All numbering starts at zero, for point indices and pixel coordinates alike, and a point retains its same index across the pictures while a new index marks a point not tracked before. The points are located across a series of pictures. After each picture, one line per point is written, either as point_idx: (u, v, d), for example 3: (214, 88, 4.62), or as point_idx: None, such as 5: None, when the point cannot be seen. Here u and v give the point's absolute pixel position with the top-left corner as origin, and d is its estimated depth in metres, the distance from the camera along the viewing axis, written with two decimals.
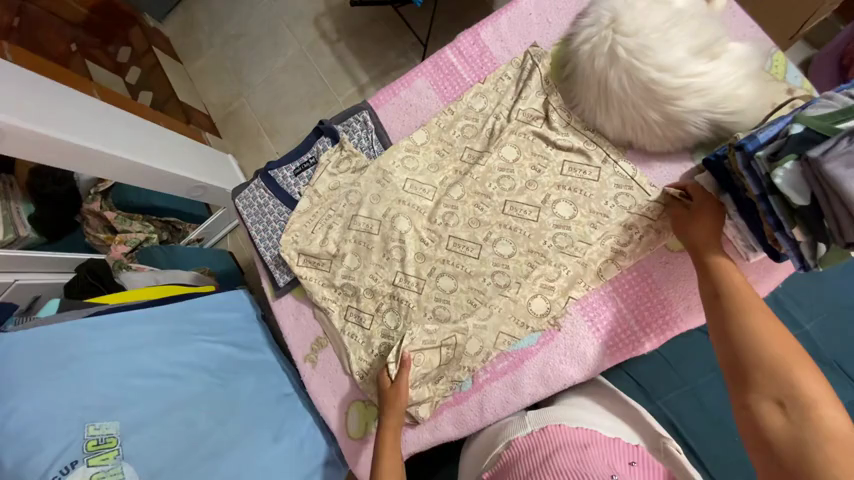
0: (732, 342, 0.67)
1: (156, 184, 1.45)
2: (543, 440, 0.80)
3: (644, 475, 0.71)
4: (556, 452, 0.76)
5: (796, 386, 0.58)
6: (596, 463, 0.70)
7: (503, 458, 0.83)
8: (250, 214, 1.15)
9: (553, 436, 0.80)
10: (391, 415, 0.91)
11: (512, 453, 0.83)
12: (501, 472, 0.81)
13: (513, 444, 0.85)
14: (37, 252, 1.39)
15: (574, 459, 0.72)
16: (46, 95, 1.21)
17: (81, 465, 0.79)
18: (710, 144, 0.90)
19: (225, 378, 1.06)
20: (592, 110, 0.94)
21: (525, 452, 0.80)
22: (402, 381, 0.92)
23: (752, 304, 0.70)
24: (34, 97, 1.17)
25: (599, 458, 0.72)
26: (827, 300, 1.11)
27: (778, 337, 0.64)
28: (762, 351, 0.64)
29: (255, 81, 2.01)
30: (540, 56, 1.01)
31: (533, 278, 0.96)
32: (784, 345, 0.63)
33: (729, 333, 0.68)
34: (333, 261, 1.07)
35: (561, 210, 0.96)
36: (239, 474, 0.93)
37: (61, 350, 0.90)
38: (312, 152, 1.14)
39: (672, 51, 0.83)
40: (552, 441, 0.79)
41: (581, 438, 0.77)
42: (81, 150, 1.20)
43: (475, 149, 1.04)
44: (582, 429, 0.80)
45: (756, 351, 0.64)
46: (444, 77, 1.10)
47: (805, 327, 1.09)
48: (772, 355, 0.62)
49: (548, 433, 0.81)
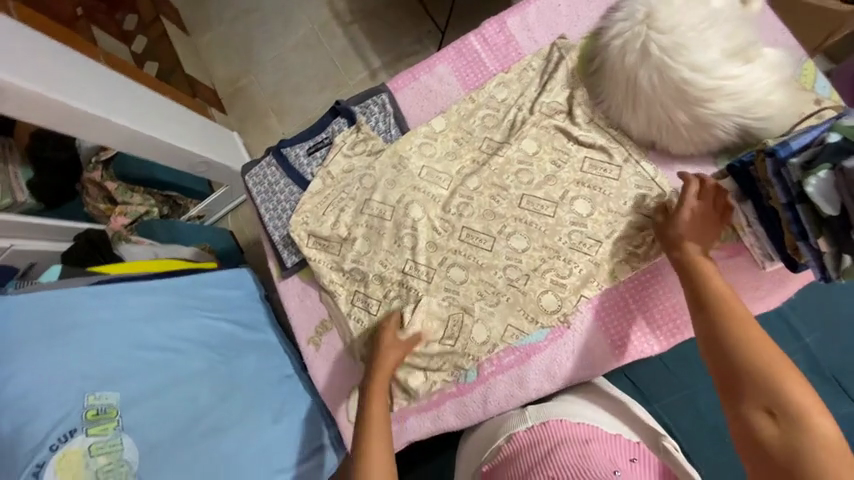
0: (720, 352, 0.68)
1: (157, 156, 1.41)
2: (545, 435, 0.82)
3: (644, 472, 0.74)
4: (558, 447, 0.78)
5: (786, 395, 0.60)
6: (598, 459, 0.73)
7: (504, 451, 0.85)
8: (259, 191, 1.12)
9: (554, 431, 0.82)
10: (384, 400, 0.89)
11: (513, 446, 0.84)
12: (501, 466, 0.83)
13: (513, 438, 0.86)
14: (35, 219, 1.36)
15: (577, 453, 0.74)
16: (50, 54, 1.17)
17: (80, 434, 0.80)
18: (735, 149, 0.89)
19: (227, 357, 1.02)
20: (618, 107, 0.92)
21: (526, 446, 0.82)
22: (412, 339, 0.96)
23: (737, 311, 0.71)
24: (38, 56, 1.13)
25: (601, 454, 0.75)
26: (834, 314, 1.11)
27: (763, 344, 0.66)
28: (750, 360, 0.65)
29: (264, 58, 1.96)
30: (567, 49, 0.99)
31: (546, 274, 0.95)
32: (769, 352, 0.65)
33: (719, 342, 0.69)
34: (343, 244, 1.05)
35: (578, 207, 0.95)
36: (239, 452, 0.91)
37: (61, 318, 0.89)
38: (326, 132, 1.11)
39: (706, 52, 0.82)
40: (554, 436, 0.81)
41: (583, 433, 0.80)
42: (81, 115, 1.17)
43: (494, 140, 1.02)
44: (584, 425, 0.82)
45: (746, 359, 0.65)
46: (467, 64, 1.07)
47: (805, 340, 1.09)
48: (760, 364, 0.64)
49: (549, 428, 0.83)
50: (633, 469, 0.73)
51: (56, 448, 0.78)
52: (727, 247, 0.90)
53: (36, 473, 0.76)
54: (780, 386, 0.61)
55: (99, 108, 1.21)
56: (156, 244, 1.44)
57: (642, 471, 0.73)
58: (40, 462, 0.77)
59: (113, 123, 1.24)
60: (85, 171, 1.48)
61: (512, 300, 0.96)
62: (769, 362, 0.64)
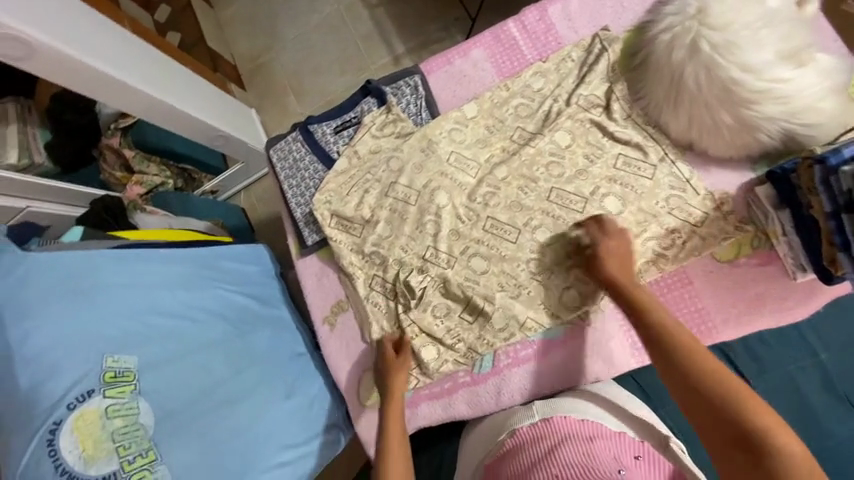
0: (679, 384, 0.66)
1: (175, 125, 1.38)
2: (547, 431, 0.78)
3: (649, 468, 0.69)
4: (561, 444, 0.74)
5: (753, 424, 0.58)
6: (603, 457, 0.69)
7: (505, 446, 0.81)
8: (283, 167, 1.11)
9: (557, 427, 0.78)
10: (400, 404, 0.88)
11: (515, 441, 0.81)
12: (503, 462, 0.79)
13: (516, 433, 0.83)
14: (52, 181, 1.35)
15: (582, 451, 0.70)
16: (74, 11, 1.14)
17: (97, 395, 0.80)
18: (775, 156, 0.87)
19: (242, 330, 1.01)
20: (658, 105, 0.90)
21: (529, 442, 0.78)
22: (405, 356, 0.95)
23: (686, 337, 0.69)
24: (63, 10, 1.10)
25: (606, 452, 0.70)
26: None
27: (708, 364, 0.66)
28: (710, 391, 0.63)
29: (287, 35, 1.93)
30: (610, 41, 0.97)
31: (571, 270, 0.94)
32: (723, 376, 0.63)
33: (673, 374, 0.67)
34: (365, 226, 1.04)
35: (609, 204, 0.93)
36: (249, 425, 0.91)
37: (80, 279, 0.88)
38: (355, 111, 1.10)
39: (760, 52, 0.79)
40: (557, 432, 0.77)
41: (586, 430, 0.76)
42: (105, 78, 1.14)
43: (527, 130, 1.00)
44: (588, 422, 0.78)
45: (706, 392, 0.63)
46: (504, 51, 1.05)
47: (821, 357, 1.04)
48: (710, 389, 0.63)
49: (552, 424, 0.79)
50: (640, 467, 0.68)
51: (73, 407, 0.79)
52: (759, 255, 0.88)
53: (52, 431, 0.77)
54: (745, 415, 0.59)
55: (123, 73, 1.18)
56: (171, 215, 1.40)
57: (650, 469, 0.68)
58: (56, 421, 0.77)
59: (135, 89, 1.21)
60: (104, 137, 1.49)
61: (534, 293, 0.95)
62: (730, 388, 0.62)
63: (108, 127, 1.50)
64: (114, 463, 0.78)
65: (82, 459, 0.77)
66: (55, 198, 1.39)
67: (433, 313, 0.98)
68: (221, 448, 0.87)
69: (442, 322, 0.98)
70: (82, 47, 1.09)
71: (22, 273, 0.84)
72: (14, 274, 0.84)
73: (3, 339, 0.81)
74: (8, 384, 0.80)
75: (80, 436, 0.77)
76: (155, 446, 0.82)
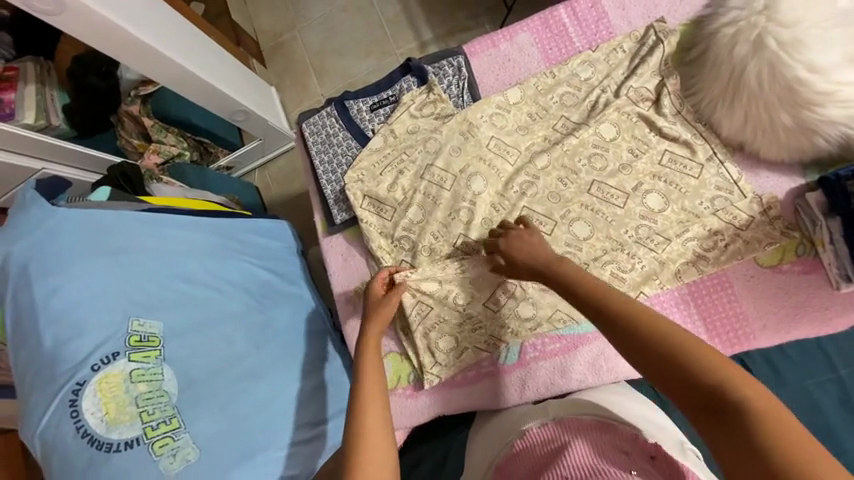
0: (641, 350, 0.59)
1: (203, 99, 1.37)
2: (558, 434, 0.74)
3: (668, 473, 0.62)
4: (570, 444, 0.70)
5: (701, 374, 0.53)
6: (613, 458, 0.65)
7: (514, 449, 0.77)
8: (315, 142, 1.09)
9: (570, 428, 0.75)
10: (376, 320, 0.86)
11: (526, 443, 0.77)
12: (511, 464, 0.75)
13: (526, 435, 0.79)
14: (68, 144, 1.31)
15: (592, 452, 0.67)
16: None
17: (122, 358, 0.79)
18: (827, 163, 0.86)
19: (263, 304, 0.99)
20: (712, 102, 0.89)
21: (538, 445, 0.75)
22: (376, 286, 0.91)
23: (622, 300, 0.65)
24: None
25: (618, 453, 0.67)
26: None
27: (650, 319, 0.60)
28: (652, 348, 0.58)
29: (312, 14, 1.89)
30: (665, 33, 0.96)
31: (606, 265, 0.90)
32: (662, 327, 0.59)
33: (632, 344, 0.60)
34: (396, 210, 1.01)
35: (651, 201, 0.91)
36: (268, 402, 0.88)
37: (108, 238, 0.86)
38: (393, 89, 1.08)
39: (827, 52, 0.78)
40: (569, 433, 0.73)
41: (598, 432, 0.72)
42: (139, 44, 1.12)
43: (571, 120, 0.98)
44: (600, 423, 0.74)
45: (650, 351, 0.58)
46: (552, 37, 1.04)
47: (839, 372, 0.93)
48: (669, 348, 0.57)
49: (563, 426, 0.76)
50: (656, 466, 0.63)
51: (97, 368, 0.77)
52: (802, 263, 0.85)
53: (76, 391, 0.76)
54: (692, 364, 0.54)
55: (156, 40, 1.16)
56: (187, 187, 1.35)
57: (668, 469, 0.62)
58: (80, 381, 0.76)
59: (167, 59, 1.19)
60: (123, 103, 1.45)
61: None
62: (671, 337, 0.57)
63: (128, 94, 1.45)
64: (137, 429, 0.76)
65: (104, 422, 0.75)
66: (69, 162, 1.35)
67: (458, 299, 0.96)
68: (241, 423, 0.84)
69: (467, 309, 0.96)
70: (117, 11, 1.06)
71: (50, 227, 0.82)
72: (43, 228, 0.82)
73: (30, 295, 0.79)
74: (33, 340, 0.79)
75: (104, 399, 0.76)
76: (177, 414, 0.80)
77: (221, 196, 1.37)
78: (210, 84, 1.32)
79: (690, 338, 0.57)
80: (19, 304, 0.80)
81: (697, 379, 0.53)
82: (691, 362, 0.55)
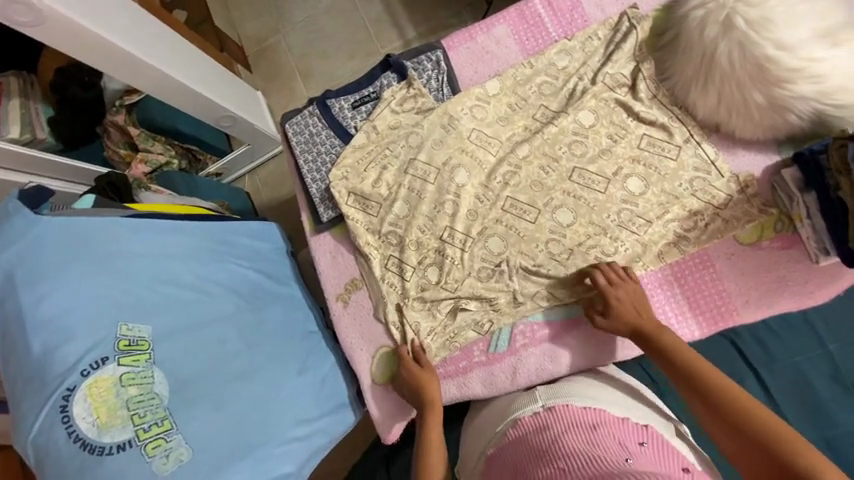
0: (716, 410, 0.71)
1: (186, 106, 1.37)
2: (551, 420, 0.77)
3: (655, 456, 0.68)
4: (564, 433, 0.72)
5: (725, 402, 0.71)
6: (608, 446, 0.67)
7: (508, 437, 0.79)
8: (299, 141, 1.09)
9: (562, 415, 0.77)
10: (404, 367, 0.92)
11: (518, 431, 0.79)
12: (505, 451, 0.77)
13: (519, 423, 0.81)
14: (54, 157, 1.31)
15: (585, 440, 0.69)
16: None
17: (111, 363, 0.79)
18: (802, 138, 0.87)
19: (254, 306, 0.99)
20: (686, 85, 0.90)
21: (532, 432, 0.76)
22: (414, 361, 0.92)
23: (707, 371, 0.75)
24: None
25: (611, 441, 0.69)
26: None
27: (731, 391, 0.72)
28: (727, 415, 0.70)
29: (295, 16, 1.89)
30: (638, 19, 0.97)
31: (590, 250, 0.91)
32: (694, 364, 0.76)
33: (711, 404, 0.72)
34: (382, 205, 1.02)
35: (631, 185, 0.92)
36: (260, 402, 0.89)
37: (92, 244, 0.86)
38: (374, 86, 1.09)
39: (794, 30, 0.80)
40: (561, 422, 0.75)
41: (589, 418, 0.75)
42: (119, 53, 1.12)
43: (550, 109, 1.00)
44: (591, 409, 0.77)
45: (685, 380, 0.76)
46: (528, 28, 1.05)
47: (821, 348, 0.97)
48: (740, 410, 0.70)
49: (556, 413, 0.78)
50: (645, 455, 0.66)
51: (87, 374, 0.77)
52: (781, 238, 0.87)
53: (66, 397, 0.76)
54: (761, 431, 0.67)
55: (137, 49, 1.16)
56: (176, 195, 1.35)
57: (656, 452, 0.68)
58: (69, 387, 0.76)
59: (147, 65, 1.19)
60: (108, 113, 1.45)
61: (552, 273, 0.92)
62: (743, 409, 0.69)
63: (113, 104, 1.45)
64: (129, 431, 0.76)
65: (96, 426, 0.75)
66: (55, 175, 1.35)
67: (445, 280, 0.96)
68: (233, 423, 0.84)
69: (459, 295, 0.95)
70: (97, 21, 1.06)
71: (36, 237, 0.83)
72: (28, 238, 0.82)
73: (16, 303, 0.79)
74: (21, 349, 0.79)
75: (94, 403, 0.76)
76: (169, 415, 0.80)
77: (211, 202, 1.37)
78: (193, 90, 1.33)
79: (713, 372, 0.75)
80: (6, 313, 0.80)
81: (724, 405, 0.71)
82: (715, 393, 0.72)
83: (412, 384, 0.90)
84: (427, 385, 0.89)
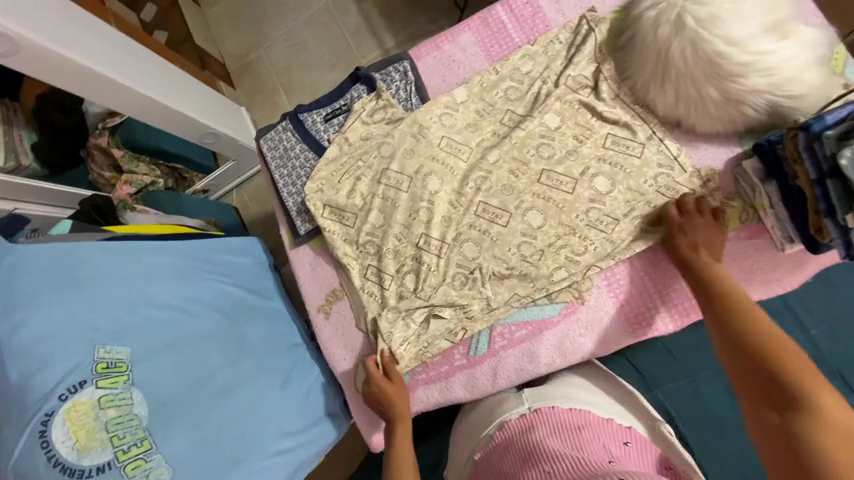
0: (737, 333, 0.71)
1: (172, 128, 1.39)
2: (537, 423, 0.78)
3: (635, 456, 0.72)
4: (549, 436, 0.74)
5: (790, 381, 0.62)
6: (593, 447, 0.69)
7: (494, 441, 0.81)
8: (274, 156, 1.11)
9: (547, 418, 0.79)
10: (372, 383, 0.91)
11: (505, 434, 0.80)
12: (492, 455, 0.79)
13: (505, 426, 0.82)
14: (40, 182, 1.32)
15: (571, 442, 0.71)
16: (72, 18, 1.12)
17: (90, 386, 0.79)
18: (761, 130, 0.88)
19: (236, 321, 1.00)
20: (645, 83, 0.92)
21: (518, 435, 0.78)
22: (384, 376, 0.91)
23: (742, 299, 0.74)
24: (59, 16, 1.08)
25: (594, 443, 0.71)
26: (836, 312, 1.10)
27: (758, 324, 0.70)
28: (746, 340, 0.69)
29: (273, 32, 1.92)
30: (597, 21, 0.99)
31: (560, 250, 0.93)
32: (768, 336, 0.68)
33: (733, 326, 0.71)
34: (358, 215, 1.03)
35: (598, 184, 0.93)
36: (244, 417, 0.90)
37: (70, 270, 0.87)
38: (345, 99, 1.10)
39: (742, 25, 0.82)
40: (546, 424, 0.77)
41: (574, 421, 0.77)
42: (102, 80, 1.14)
43: (517, 113, 1.02)
44: (576, 411, 0.79)
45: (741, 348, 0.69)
46: (492, 35, 1.07)
47: None
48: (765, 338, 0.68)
49: (542, 415, 0.79)
50: (627, 458, 0.69)
51: (65, 398, 0.77)
52: (747, 229, 0.88)
53: (45, 422, 0.76)
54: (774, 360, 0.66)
55: (119, 74, 1.17)
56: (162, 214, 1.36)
57: (636, 454, 0.73)
58: (48, 412, 0.76)
59: (122, 88, 1.18)
60: (92, 137, 1.46)
61: (525, 275, 0.94)
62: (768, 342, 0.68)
63: (96, 127, 1.46)
64: (108, 453, 0.77)
65: (76, 450, 0.76)
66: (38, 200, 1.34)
67: (420, 289, 0.96)
68: (216, 440, 0.86)
69: (433, 303, 0.95)
70: (78, 51, 1.08)
71: (13, 265, 0.84)
72: (7, 267, 0.83)
73: None
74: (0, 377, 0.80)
75: (73, 427, 0.76)
76: (149, 435, 0.81)
77: (197, 220, 1.38)
78: (177, 111, 1.34)
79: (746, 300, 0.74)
80: None
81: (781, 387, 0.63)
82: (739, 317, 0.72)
83: (380, 398, 0.91)
84: (393, 397, 0.90)
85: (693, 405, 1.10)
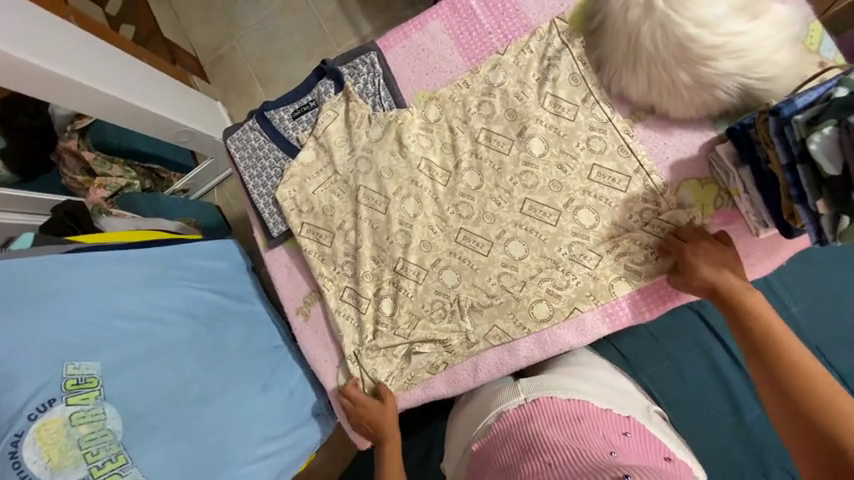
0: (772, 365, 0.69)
1: (146, 128, 1.34)
2: (535, 412, 0.75)
3: (638, 446, 0.68)
4: (546, 428, 0.71)
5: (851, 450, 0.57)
6: (592, 440, 0.66)
7: (492, 431, 0.78)
8: (243, 156, 1.08)
9: (545, 407, 0.75)
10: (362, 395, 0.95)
11: (503, 424, 0.77)
12: (491, 446, 0.76)
13: (504, 416, 0.79)
14: (4, 190, 1.24)
15: (571, 433, 0.68)
16: (31, 18, 1.05)
17: (59, 404, 0.77)
18: (735, 113, 0.87)
19: (212, 328, 0.99)
20: (618, 68, 0.89)
21: (516, 425, 0.75)
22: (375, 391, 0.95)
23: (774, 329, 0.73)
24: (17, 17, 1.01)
25: (594, 433, 0.68)
26: (810, 288, 1.14)
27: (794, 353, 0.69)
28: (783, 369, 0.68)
29: (242, 23, 1.84)
30: (568, 35, 0.95)
31: (542, 283, 0.91)
32: (820, 396, 0.64)
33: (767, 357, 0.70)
34: (334, 236, 1.01)
35: (582, 217, 0.91)
36: (226, 423, 0.91)
37: (32, 286, 0.84)
38: (312, 94, 1.07)
39: (711, 6, 0.79)
40: (543, 416, 0.74)
41: (573, 410, 0.73)
42: (69, 84, 1.08)
43: (491, 104, 0.98)
44: (575, 401, 0.76)
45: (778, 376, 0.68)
46: (461, 22, 1.03)
47: None
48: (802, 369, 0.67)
49: (540, 405, 0.76)
50: (630, 448, 0.65)
51: (34, 417, 0.75)
52: (722, 214, 0.87)
53: (15, 443, 0.73)
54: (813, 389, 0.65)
55: (87, 77, 1.12)
56: (140, 217, 1.31)
57: (638, 442, 0.69)
58: (17, 433, 0.73)
59: (85, 87, 1.11)
60: (60, 140, 1.39)
61: (501, 269, 0.93)
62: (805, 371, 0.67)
63: (64, 130, 1.40)
64: (82, 471, 0.75)
65: (49, 469, 0.73)
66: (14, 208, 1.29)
67: (397, 326, 0.96)
68: (196, 445, 0.86)
69: (411, 340, 0.95)
70: (41, 55, 1.02)
71: None
72: None
73: None
74: None
75: (44, 446, 0.74)
76: (124, 450, 0.80)
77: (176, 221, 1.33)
78: (150, 112, 1.30)
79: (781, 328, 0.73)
80: None
81: (820, 413, 0.62)
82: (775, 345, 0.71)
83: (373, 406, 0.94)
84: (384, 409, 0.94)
85: (676, 386, 1.14)
